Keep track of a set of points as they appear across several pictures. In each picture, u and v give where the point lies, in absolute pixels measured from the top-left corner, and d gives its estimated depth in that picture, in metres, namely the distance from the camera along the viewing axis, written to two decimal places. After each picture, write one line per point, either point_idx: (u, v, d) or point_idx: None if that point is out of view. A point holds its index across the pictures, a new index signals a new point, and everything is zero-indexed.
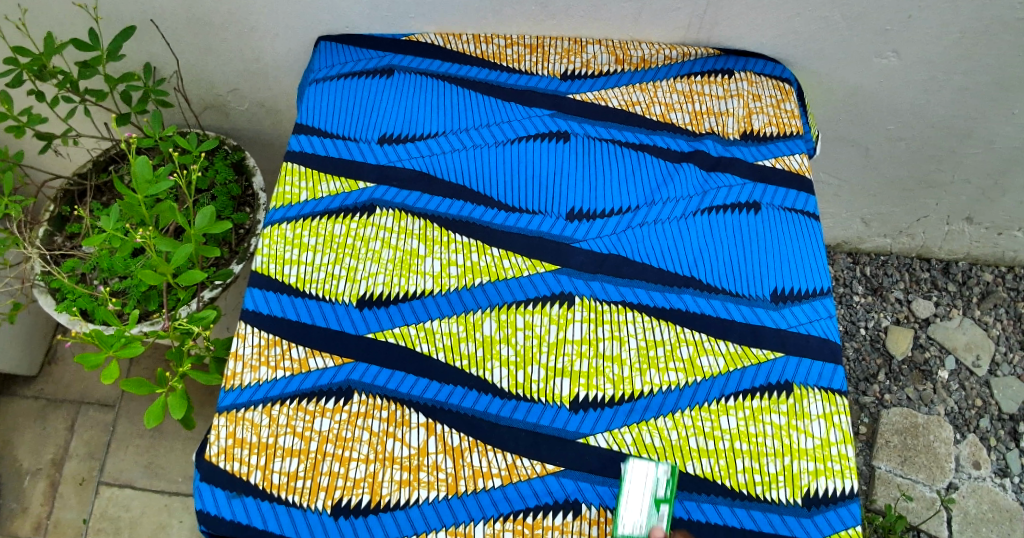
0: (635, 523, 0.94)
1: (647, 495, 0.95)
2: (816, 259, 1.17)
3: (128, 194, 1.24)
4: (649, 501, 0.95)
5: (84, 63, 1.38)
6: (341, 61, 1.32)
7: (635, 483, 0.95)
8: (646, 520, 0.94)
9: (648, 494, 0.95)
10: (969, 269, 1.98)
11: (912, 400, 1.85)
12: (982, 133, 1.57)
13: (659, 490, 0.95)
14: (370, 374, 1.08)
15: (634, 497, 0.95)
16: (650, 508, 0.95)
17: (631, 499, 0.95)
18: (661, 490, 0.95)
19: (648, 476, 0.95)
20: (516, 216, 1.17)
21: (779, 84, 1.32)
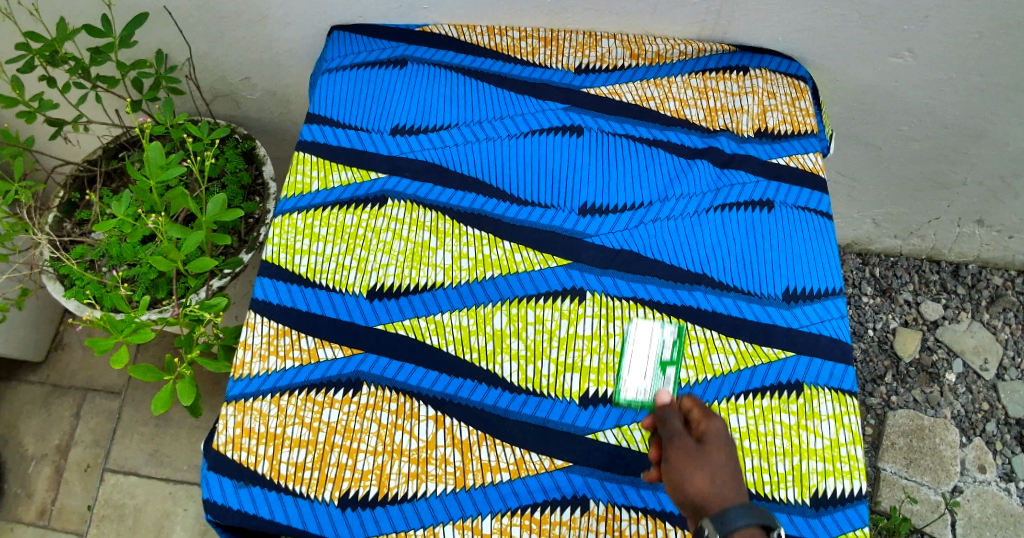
0: (640, 382, 0.99)
1: (654, 355, 1.01)
2: (829, 259, 1.16)
3: (139, 179, 1.24)
4: (655, 363, 1.01)
5: (97, 49, 1.38)
6: (355, 51, 1.31)
7: (642, 342, 1.01)
8: (651, 380, 0.99)
9: (655, 356, 1.01)
10: (978, 272, 1.96)
11: (919, 402, 1.84)
12: (996, 134, 1.55)
13: (665, 354, 1.01)
14: (379, 366, 1.07)
15: (639, 358, 1.00)
16: (656, 369, 1.00)
17: (637, 359, 1.01)
18: (667, 352, 1.01)
19: (654, 336, 1.02)
20: (528, 210, 1.16)
21: (793, 82, 1.31)
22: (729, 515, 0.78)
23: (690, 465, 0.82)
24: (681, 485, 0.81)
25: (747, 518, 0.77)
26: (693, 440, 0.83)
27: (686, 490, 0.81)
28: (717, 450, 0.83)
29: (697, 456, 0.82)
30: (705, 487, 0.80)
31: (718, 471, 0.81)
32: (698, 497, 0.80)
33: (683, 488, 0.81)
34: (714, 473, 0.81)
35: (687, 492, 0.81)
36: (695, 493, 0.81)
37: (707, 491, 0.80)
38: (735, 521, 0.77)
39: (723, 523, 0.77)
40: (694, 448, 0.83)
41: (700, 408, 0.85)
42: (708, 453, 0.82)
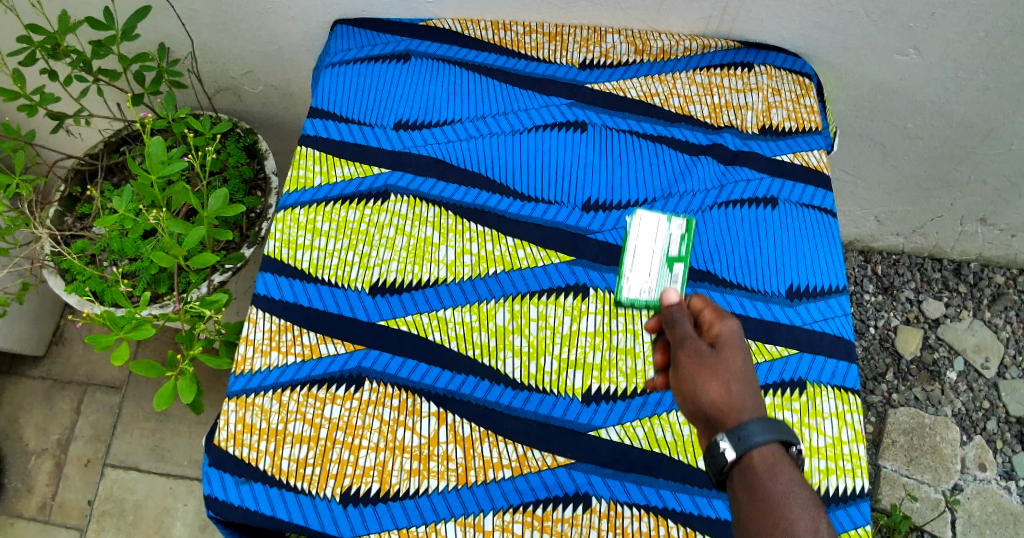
0: (645, 279, 1.04)
1: (659, 250, 1.06)
2: (833, 257, 1.16)
3: (141, 174, 1.23)
4: (660, 258, 1.06)
5: (99, 42, 1.37)
6: (358, 45, 1.30)
7: (648, 237, 1.06)
8: (656, 276, 1.05)
9: (660, 251, 1.06)
10: (980, 270, 1.96)
11: (920, 401, 1.84)
12: (1001, 133, 1.55)
13: (671, 248, 1.06)
14: (381, 362, 1.07)
15: (645, 252, 1.05)
16: (662, 265, 1.06)
17: (643, 252, 1.05)
18: (673, 249, 1.06)
19: (659, 231, 1.06)
20: (531, 206, 1.16)
21: (799, 79, 1.30)
22: (745, 428, 0.83)
23: (703, 373, 0.87)
24: (696, 394, 0.86)
25: (765, 431, 0.83)
26: (706, 347, 0.89)
27: (700, 399, 0.86)
28: (729, 355, 0.88)
29: (709, 356, 0.88)
30: (718, 395, 0.86)
31: (731, 378, 0.87)
32: (711, 404, 0.86)
33: (697, 397, 0.86)
34: (728, 379, 0.86)
35: (701, 401, 0.86)
36: (709, 401, 0.86)
37: (720, 398, 0.85)
38: (752, 435, 0.82)
39: (739, 434, 0.83)
40: (706, 355, 0.88)
41: (711, 312, 0.92)
42: (720, 359, 0.87)
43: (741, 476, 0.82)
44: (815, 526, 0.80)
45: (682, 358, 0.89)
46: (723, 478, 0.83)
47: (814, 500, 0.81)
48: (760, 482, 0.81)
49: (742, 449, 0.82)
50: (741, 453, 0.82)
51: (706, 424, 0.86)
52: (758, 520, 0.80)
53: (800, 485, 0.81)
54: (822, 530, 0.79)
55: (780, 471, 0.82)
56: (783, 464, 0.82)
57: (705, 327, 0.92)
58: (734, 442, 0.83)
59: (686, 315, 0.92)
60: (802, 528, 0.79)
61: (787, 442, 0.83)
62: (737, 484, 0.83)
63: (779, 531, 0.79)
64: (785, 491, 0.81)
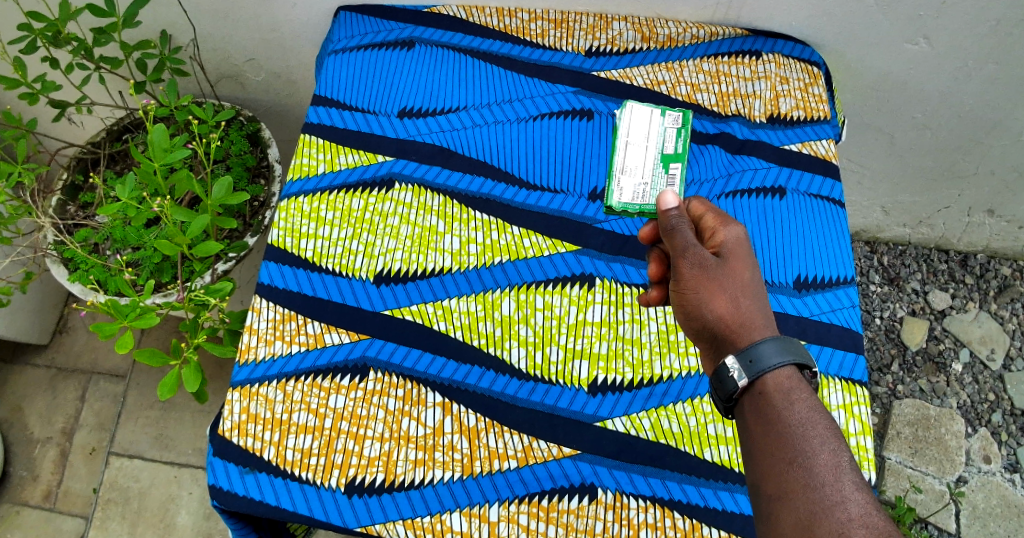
0: (637, 182, 1.11)
1: (653, 149, 1.12)
2: (841, 248, 1.15)
3: (144, 161, 1.22)
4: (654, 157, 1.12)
5: (100, 30, 1.36)
6: (361, 31, 1.29)
7: (639, 132, 1.12)
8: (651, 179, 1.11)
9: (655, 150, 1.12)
10: (987, 262, 1.94)
11: (925, 392, 1.83)
12: (1011, 124, 1.53)
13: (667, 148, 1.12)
14: (385, 351, 1.06)
15: (637, 150, 1.12)
16: (657, 165, 1.12)
17: (635, 148, 1.12)
18: (667, 148, 1.12)
19: (653, 128, 1.13)
20: (537, 195, 1.15)
21: (807, 67, 1.28)
22: (756, 352, 0.84)
23: (709, 287, 0.88)
24: (701, 308, 0.88)
25: (777, 354, 0.84)
26: (710, 258, 0.89)
27: (705, 314, 0.88)
28: (732, 266, 0.90)
29: (715, 269, 0.89)
30: (725, 311, 0.88)
31: (735, 291, 0.88)
32: (717, 320, 0.88)
33: (702, 313, 0.88)
34: (733, 295, 0.88)
35: (707, 317, 0.88)
36: (715, 317, 0.88)
37: (724, 312, 0.88)
38: (763, 362, 0.84)
39: (751, 358, 0.84)
40: (711, 267, 0.89)
41: (714, 221, 0.93)
42: (726, 273, 0.89)
43: (753, 405, 0.85)
44: (834, 460, 0.80)
45: (686, 269, 0.89)
46: (730, 404, 0.86)
47: (832, 432, 0.82)
48: (775, 412, 0.83)
49: (752, 375, 0.84)
50: (751, 378, 0.84)
51: (709, 337, 0.88)
52: (773, 457, 0.82)
53: (819, 412, 0.83)
54: (842, 465, 0.80)
55: (796, 397, 0.83)
56: (798, 390, 0.84)
57: (707, 236, 0.93)
58: (743, 366, 0.85)
59: (685, 223, 0.92)
60: (820, 464, 0.80)
61: (799, 364, 0.84)
62: (746, 406, 0.85)
63: (796, 467, 0.81)
64: (802, 421, 0.82)
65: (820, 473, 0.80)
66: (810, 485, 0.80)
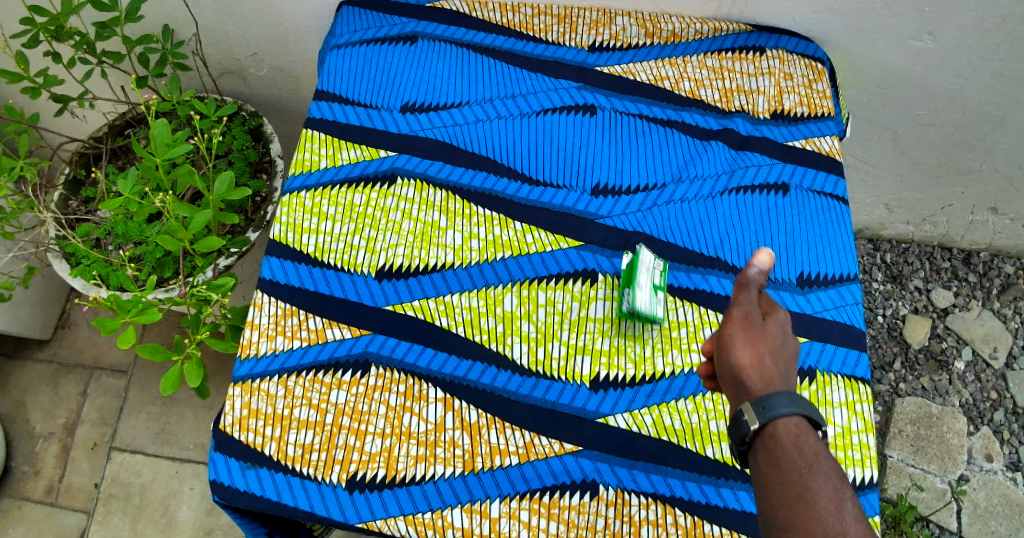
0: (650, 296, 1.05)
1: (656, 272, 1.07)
2: (845, 245, 1.14)
3: (145, 155, 1.22)
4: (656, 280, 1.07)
5: (102, 24, 1.36)
6: (364, 26, 1.28)
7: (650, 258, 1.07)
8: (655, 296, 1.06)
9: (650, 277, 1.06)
10: (990, 260, 1.94)
11: (927, 390, 1.83)
12: (1016, 121, 1.52)
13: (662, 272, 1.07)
14: (387, 346, 1.06)
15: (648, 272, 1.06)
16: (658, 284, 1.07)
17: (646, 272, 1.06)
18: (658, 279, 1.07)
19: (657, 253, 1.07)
20: (539, 190, 1.14)
21: (811, 64, 1.28)
22: (774, 398, 0.82)
23: (741, 336, 0.87)
24: (728, 353, 0.87)
25: (794, 404, 0.81)
26: (756, 316, 0.89)
27: (730, 360, 0.87)
28: (774, 333, 0.89)
29: (757, 326, 0.88)
30: (750, 359, 0.86)
31: (767, 351, 0.87)
32: (742, 367, 0.86)
33: (729, 356, 0.87)
34: (764, 351, 0.87)
35: (732, 361, 0.86)
36: (739, 363, 0.86)
37: (749, 365, 0.86)
38: (779, 408, 0.81)
39: (766, 404, 0.82)
40: (754, 322, 0.89)
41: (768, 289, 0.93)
42: (766, 331, 0.88)
43: (763, 447, 0.81)
44: (838, 496, 0.78)
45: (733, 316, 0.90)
46: (744, 448, 0.83)
47: (837, 472, 0.79)
48: (784, 451, 0.80)
49: (766, 420, 0.81)
50: (765, 423, 0.81)
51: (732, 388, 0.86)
52: (780, 492, 0.79)
53: (826, 457, 0.80)
54: (845, 500, 0.78)
55: (805, 444, 0.80)
56: (810, 437, 0.80)
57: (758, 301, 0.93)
58: (759, 411, 0.82)
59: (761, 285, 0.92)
60: (825, 498, 0.78)
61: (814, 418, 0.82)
62: (758, 453, 0.81)
63: (802, 503, 0.78)
64: (811, 462, 0.79)
65: (824, 508, 0.77)
66: (814, 519, 0.77)
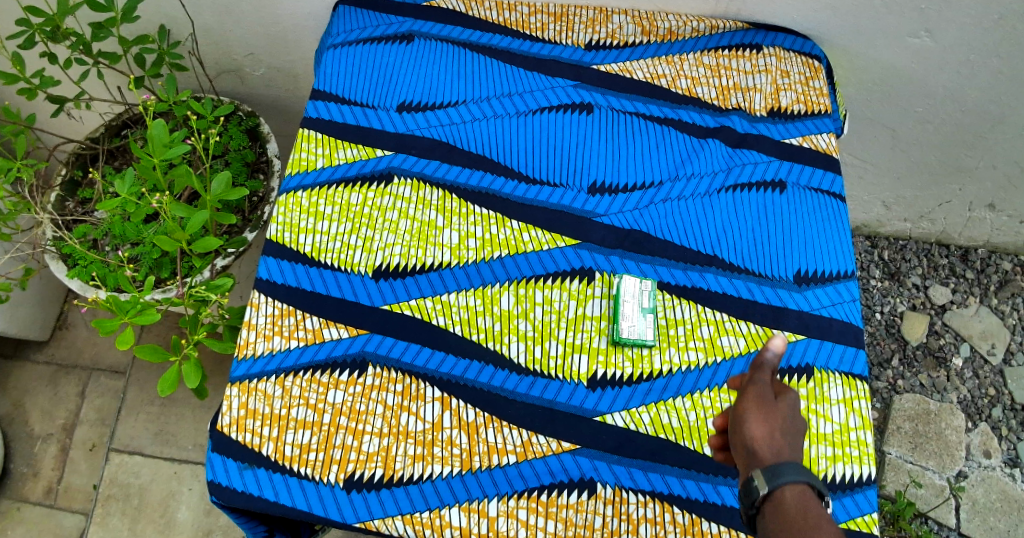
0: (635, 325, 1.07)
1: (638, 301, 1.08)
2: (842, 242, 1.14)
3: (142, 156, 1.22)
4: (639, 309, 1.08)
5: (98, 24, 1.36)
6: (361, 25, 1.28)
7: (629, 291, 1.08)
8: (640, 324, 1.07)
9: (634, 303, 1.08)
10: (988, 256, 1.94)
11: (925, 387, 1.83)
12: (1013, 118, 1.53)
13: (646, 301, 1.08)
14: (385, 346, 1.06)
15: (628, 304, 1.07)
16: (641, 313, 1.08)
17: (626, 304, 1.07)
18: (646, 301, 1.08)
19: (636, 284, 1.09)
20: (536, 189, 1.14)
21: (808, 61, 1.28)
22: (781, 466, 0.81)
23: (754, 409, 0.86)
24: (740, 424, 0.86)
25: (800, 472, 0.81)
26: (769, 396, 0.87)
27: (742, 431, 0.85)
28: (786, 411, 0.87)
29: (769, 403, 0.87)
30: (761, 433, 0.84)
31: (779, 427, 0.85)
32: (754, 440, 0.84)
33: (741, 428, 0.85)
34: (775, 427, 0.85)
35: (744, 432, 0.85)
36: (750, 436, 0.85)
37: (761, 438, 0.84)
38: (786, 474, 0.80)
39: (773, 471, 0.81)
40: (767, 399, 0.87)
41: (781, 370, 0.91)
42: (778, 409, 0.87)
43: (771, 512, 0.80)
44: None
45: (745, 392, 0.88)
46: (753, 512, 0.81)
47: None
48: (791, 515, 0.79)
49: (775, 485, 0.80)
50: (773, 488, 0.80)
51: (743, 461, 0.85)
52: None
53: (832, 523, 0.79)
54: None
55: (811, 512, 0.79)
56: (816, 506, 0.79)
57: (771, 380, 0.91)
58: (767, 477, 0.81)
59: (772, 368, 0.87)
60: None
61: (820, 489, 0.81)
62: (767, 519, 0.80)
63: None
64: (814, 526, 0.78)
65: None
66: None
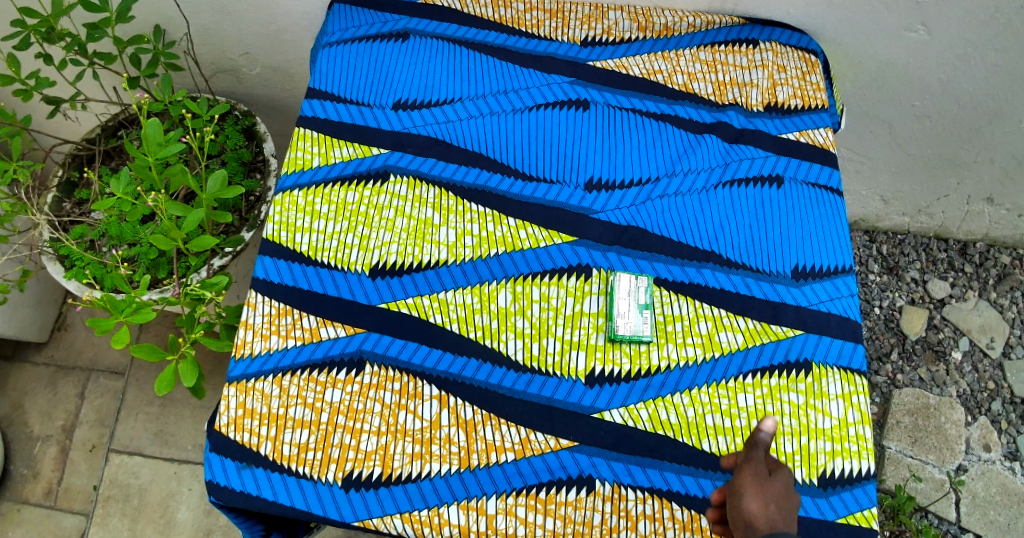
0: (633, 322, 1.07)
1: (635, 300, 1.07)
2: (840, 236, 1.14)
3: (138, 156, 1.22)
4: (636, 306, 1.07)
5: (93, 25, 1.36)
6: (356, 23, 1.27)
7: (624, 289, 1.08)
8: (638, 321, 1.07)
9: (631, 300, 1.07)
10: (986, 250, 1.93)
11: (925, 381, 1.83)
12: (1011, 112, 1.53)
13: (643, 297, 1.08)
14: (382, 344, 1.06)
15: (623, 301, 1.07)
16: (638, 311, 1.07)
17: (622, 302, 1.07)
18: (643, 297, 1.08)
19: (631, 282, 1.08)
20: (533, 186, 1.14)
21: (804, 56, 1.27)
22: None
23: (752, 485, 0.87)
24: (738, 499, 0.87)
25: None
26: (765, 472, 0.89)
27: (740, 506, 0.87)
28: (781, 487, 0.89)
29: (766, 480, 0.88)
30: (759, 509, 0.86)
31: (775, 503, 0.87)
32: (751, 515, 0.86)
33: (739, 502, 0.87)
34: (770, 502, 0.87)
35: (743, 506, 0.86)
36: (748, 510, 0.86)
37: (759, 514, 0.86)
38: None
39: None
40: (764, 476, 0.89)
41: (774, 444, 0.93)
42: (774, 485, 0.88)
43: None
44: None
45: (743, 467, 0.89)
46: None
47: None
48: None
49: None
50: None
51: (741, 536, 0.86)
52: None
53: None
54: None
55: None
56: None
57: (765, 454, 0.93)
58: None
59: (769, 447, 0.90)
60: None
61: None
62: None
63: None
64: None
65: None
66: None
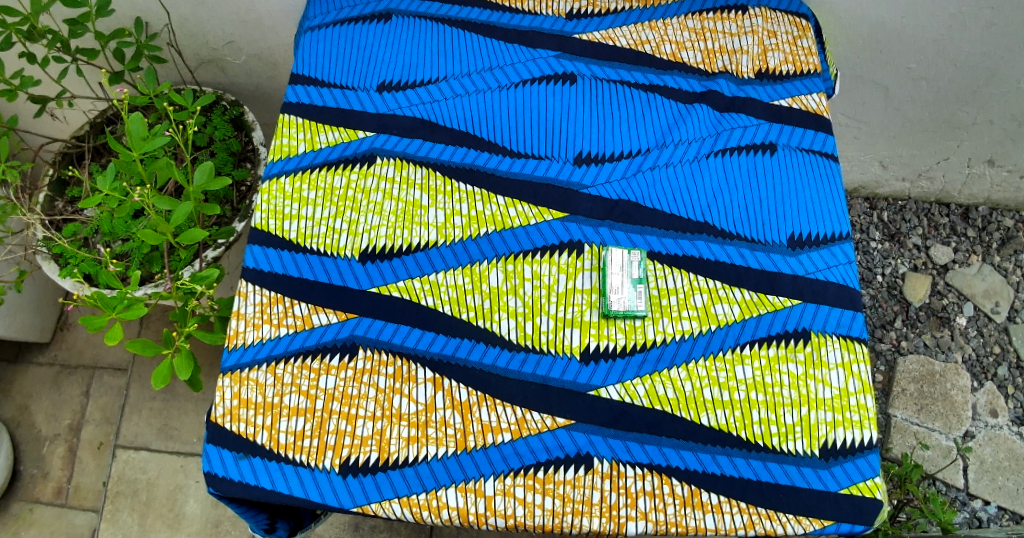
0: (628, 297, 1.05)
1: (627, 276, 1.06)
2: (835, 202, 1.12)
3: (122, 151, 1.20)
4: (630, 281, 1.06)
5: (73, 21, 1.34)
6: (337, 6, 1.25)
7: (616, 266, 1.06)
8: (631, 295, 1.05)
9: (624, 275, 1.06)
10: (989, 214, 1.90)
11: (929, 347, 1.81)
12: (1009, 71, 1.50)
13: (636, 272, 1.06)
14: (374, 329, 1.05)
15: (616, 277, 1.06)
16: (632, 286, 1.06)
17: (615, 277, 1.06)
18: (637, 271, 1.06)
19: (623, 259, 1.06)
20: (522, 162, 1.12)
21: (795, 19, 1.24)
22: None
23: None
24: None
25: None
26: None
27: None
28: None
29: None
30: None
31: None
32: None
33: None
34: None
35: None
36: None
37: None
38: None
39: None
40: None
41: None
42: None
43: None
44: None
45: None
46: None
47: None
48: None
49: None
50: None
51: None
52: None
53: None
54: None
55: None
56: None
57: None
58: None
59: None
60: None
61: None
62: None
63: None
64: None
65: None
66: None
